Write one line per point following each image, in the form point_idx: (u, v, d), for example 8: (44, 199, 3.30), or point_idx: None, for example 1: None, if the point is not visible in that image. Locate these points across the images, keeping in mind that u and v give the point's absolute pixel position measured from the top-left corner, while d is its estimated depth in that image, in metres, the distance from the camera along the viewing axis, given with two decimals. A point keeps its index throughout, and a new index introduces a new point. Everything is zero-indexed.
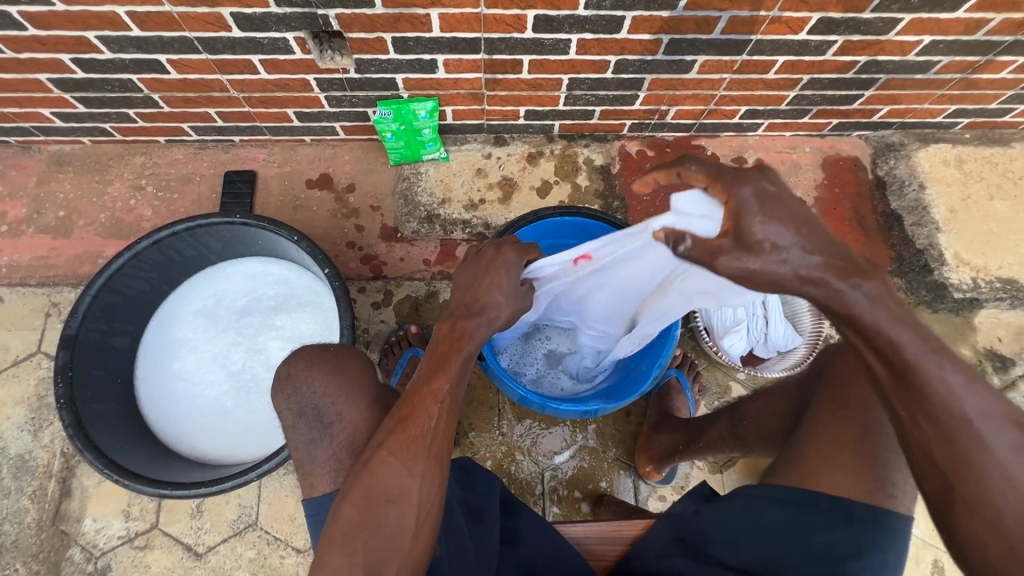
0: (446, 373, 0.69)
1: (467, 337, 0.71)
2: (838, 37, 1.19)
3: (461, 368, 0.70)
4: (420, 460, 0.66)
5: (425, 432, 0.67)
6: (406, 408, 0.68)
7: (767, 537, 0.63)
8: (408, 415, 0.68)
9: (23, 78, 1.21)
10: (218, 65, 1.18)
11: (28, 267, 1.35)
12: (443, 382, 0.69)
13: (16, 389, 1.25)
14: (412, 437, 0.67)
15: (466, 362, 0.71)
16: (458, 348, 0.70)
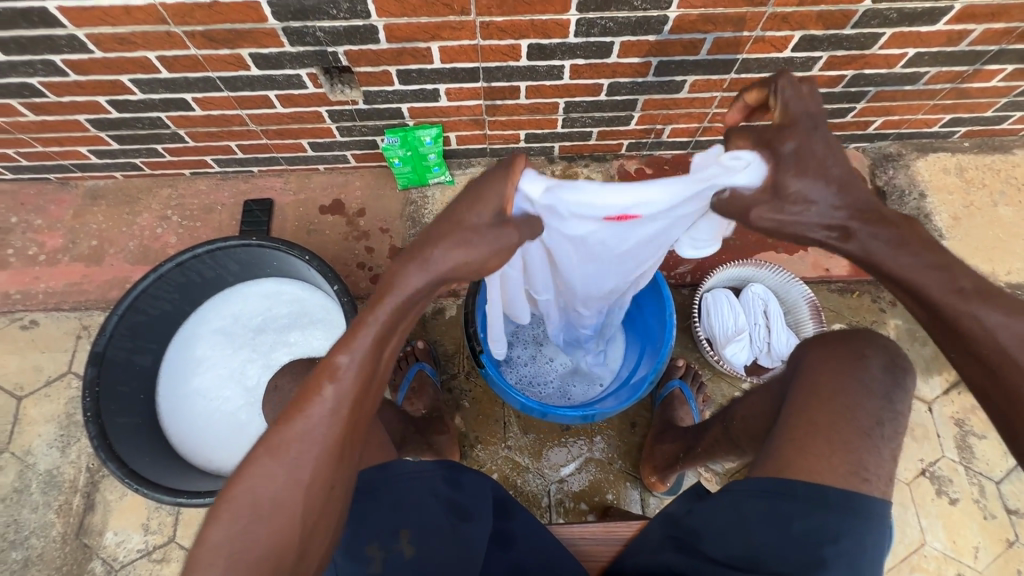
0: (349, 351, 0.64)
1: (375, 310, 0.63)
2: (823, 53, 1.23)
3: (366, 346, 0.64)
4: (312, 456, 0.62)
5: (312, 421, 0.63)
6: (300, 394, 0.64)
7: (749, 528, 0.64)
8: (300, 402, 0.63)
9: (64, 120, 1.32)
10: (238, 101, 1.28)
11: (62, 293, 1.44)
12: (345, 359, 0.63)
13: (47, 408, 1.32)
14: (303, 429, 0.63)
15: (382, 334, 0.64)
16: (361, 323, 0.64)
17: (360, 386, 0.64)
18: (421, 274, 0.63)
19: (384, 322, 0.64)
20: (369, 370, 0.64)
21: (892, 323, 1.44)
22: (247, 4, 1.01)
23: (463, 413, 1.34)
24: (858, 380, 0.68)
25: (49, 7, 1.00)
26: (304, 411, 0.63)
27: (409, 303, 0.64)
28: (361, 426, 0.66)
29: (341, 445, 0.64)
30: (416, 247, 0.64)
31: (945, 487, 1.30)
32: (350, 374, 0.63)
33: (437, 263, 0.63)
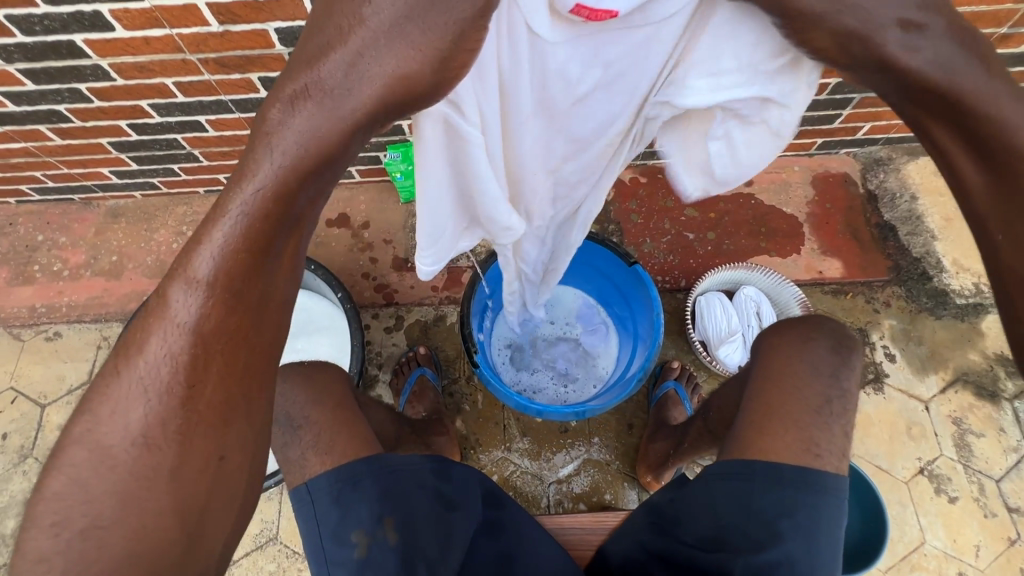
0: (201, 250, 0.42)
1: (246, 183, 0.41)
2: None
3: (220, 248, 0.42)
4: (166, 423, 0.44)
5: (145, 381, 0.44)
6: (139, 322, 0.45)
7: (717, 511, 0.77)
8: (136, 335, 0.44)
9: (87, 143, 1.41)
10: (248, 121, 1.35)
11: (84, 306, 1.51)
12: (204, 265, 0.42)
13: (69, 415, 1.39)
14: (137, 390, 0.44)
15: (234, 238, 0.42)
16: (224, 201, 0.42)
17: (229, 289, 0.43)
18: (318, 119, 0.41)
19: (263, 206, 0.42)
20: (246, 266, 0.43)
21: (886, 323, 1.46)
22: (255, 32, 1.09)
23: (464, 416, 1.38)
24: (810, 365, 0.84)
25: (76, 40, 1.09)
26: (145, 343, 0.44)
27: (295, 180, 0.42)
28: (251, 347, 0.45)
29: (220, 385, 0.44)
30: (296, 67, 0.41)
31: (944, 485, 1.30)
32: (212, 277, 0.42)
33: (336, 99, 0.41)
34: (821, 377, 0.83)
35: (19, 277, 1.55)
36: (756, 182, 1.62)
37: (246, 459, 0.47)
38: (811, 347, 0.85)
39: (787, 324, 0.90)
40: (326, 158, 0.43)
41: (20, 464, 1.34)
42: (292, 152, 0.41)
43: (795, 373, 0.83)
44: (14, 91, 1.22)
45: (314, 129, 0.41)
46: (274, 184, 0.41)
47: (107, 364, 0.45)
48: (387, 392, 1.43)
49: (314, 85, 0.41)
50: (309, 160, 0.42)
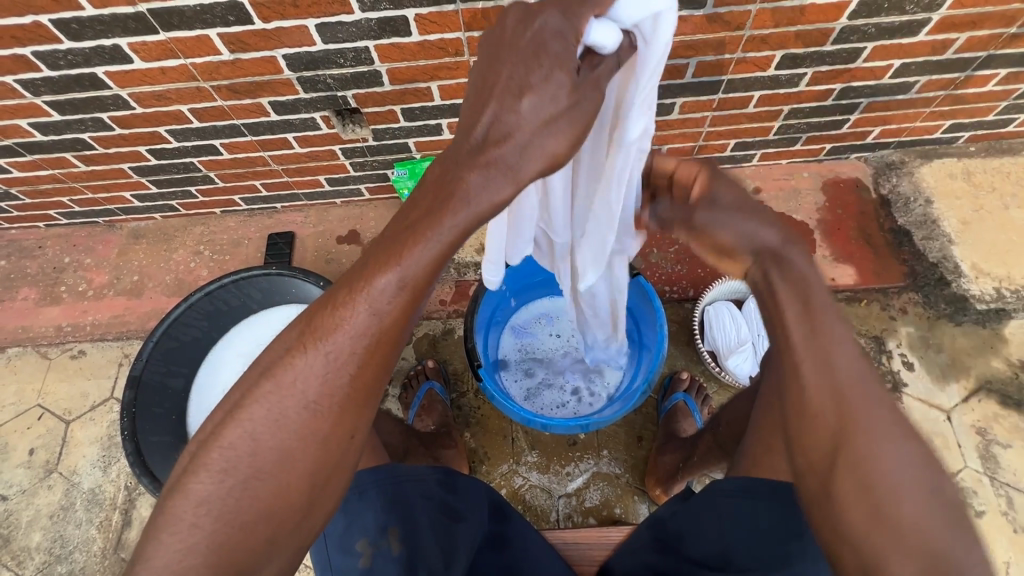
0: (387, 271, 0.58)
1: (444, 220, 0.57)
2: (807, 70, 1.28)
3: (409, 264, 0.58)
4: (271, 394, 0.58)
5: (329, 356, 0.59)
6: (324, 306, 0.61)
7: (725, 531, 0.77)
8: (332, 320, 0.59)
9: (109, 168, 1.47)
10: (261, 144, 1.40)
11: (107, 325, 1.57)
12: (387, 280, 0.58)
13: (92, 430, 1.44)
14: (318, 362, 0.59)
15: (417, 261, 0.58)
16: (426, 231, 0.57)
17: (410, 300, 0.60)
18: (500, 185, 0.58)
19: (450, 242, 0.58)
20: (423, 281, 0.59)
21: (903, 330, 1.42)
22: (265, 59, 1.13)
23: (473, 429, 1.39)
24: None
25: (98, 72, 1.15)
26: (332, 329, 0.59)
27: (474, 225, 0.59)
28: (399, 338, 0.62)
29: (374, 368, 0.61)
30: (484, 143, 0.57)
31: (970, 499, 1.25)
32: (399, 290, 0.59)
33: (514, 170, 0.58)
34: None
35: (47, 298, 1.62)
36: (765, 189, 1.61)
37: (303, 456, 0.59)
38: None
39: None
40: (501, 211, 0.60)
41: (46, 479, 1.39)
42: (479, 209, 0.58)
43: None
44: (42, 121, 1.29)
45: (499, 193, 0.58)
46: (460, 228, 0.58)
47: (295, 342, 0.60)
48: (396, 405, 1.43)
49: (501, 162, 0.57)
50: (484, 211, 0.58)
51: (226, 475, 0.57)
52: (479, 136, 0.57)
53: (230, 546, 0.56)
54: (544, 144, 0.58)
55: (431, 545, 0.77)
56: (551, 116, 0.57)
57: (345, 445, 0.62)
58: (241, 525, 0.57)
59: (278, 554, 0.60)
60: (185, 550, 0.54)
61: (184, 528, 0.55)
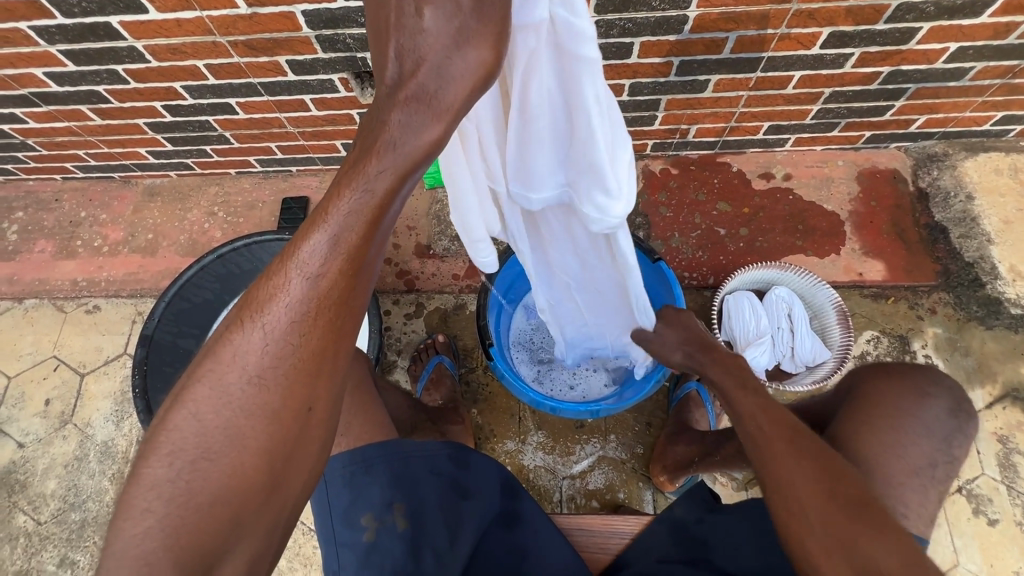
0: (322, 231, 0.54)
1: (369, 169, 0.52)
2: (854, 49, 1.19)
3: (343, 221, 0.54)
4: (217, 368, 0.55)
5: (266, 329, 0.55)
6: (267, 276, 0.56)
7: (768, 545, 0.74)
8: (266, 290, 0.56)
9: (125, 123, 1.45)
10: (277, 105, 1.37)
11: (121, 281, 1.58)
12: (320, 240, 0.54)
13: (106, 384, 1.46)
14: (256, 335, 0.55)
15: (352, 214, 0.54)
16: (353, 179, 0.53)
17: (348, 255, 0.55)
18: (425, 122, 0.51)
19: (383, 188, 0.53)
20: (361, 236, 0.55)
21: (930, 331, 1.37)
22: (283, 14, 1.08)
23: (481, 406, 1.38)
24: (923, 416, 0.82)
25: (112, 22, 1.11)
26: (268, 304, 0.55)
27: (407, 172, 0.53)
28: (351, 301, 0.57)
29: (322, 335, 0.56)
30: (400, 80, 0.50)
31: (984, 506, 1.23)
32: (333, 247, 0.54)
33: (442, 107, 0.51)
34: (932, 438, 0.82)
35: (63, 252, 1.62)
36: (796, 176, 1.55)
37: (285, 429, 0.56)
38: (927, 404, 0.83)
39: (895, 374, 0.88)
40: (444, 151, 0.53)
41: (61, 429, 1.41)
42: (408, 153, 0.52)
43: (908, 427, 0.82)
44: (57, 71, 1.26)
45: (424, 133, 0.51)
46: (390, 173, 0.52)
47: (234, 316, 0.56)
48: (405, 378, 1.43)
49: (421, 93, 0.50)
50: (418, 156, 0.52)
51: (174, 457, 0.53)
52: (393, 77, 0.50)
53: (202, 528, 0.53)
54: (468, 62, 0.49)
55: (434, 522, 0.76)
56: (457, 32, 0.48)
57: (304, 418, 0.57)
58: (198, 504, 0.53)
59: (250, 533, 0.56)
60: (142, 535, 0.51)
61: (137, 514, 0.52)
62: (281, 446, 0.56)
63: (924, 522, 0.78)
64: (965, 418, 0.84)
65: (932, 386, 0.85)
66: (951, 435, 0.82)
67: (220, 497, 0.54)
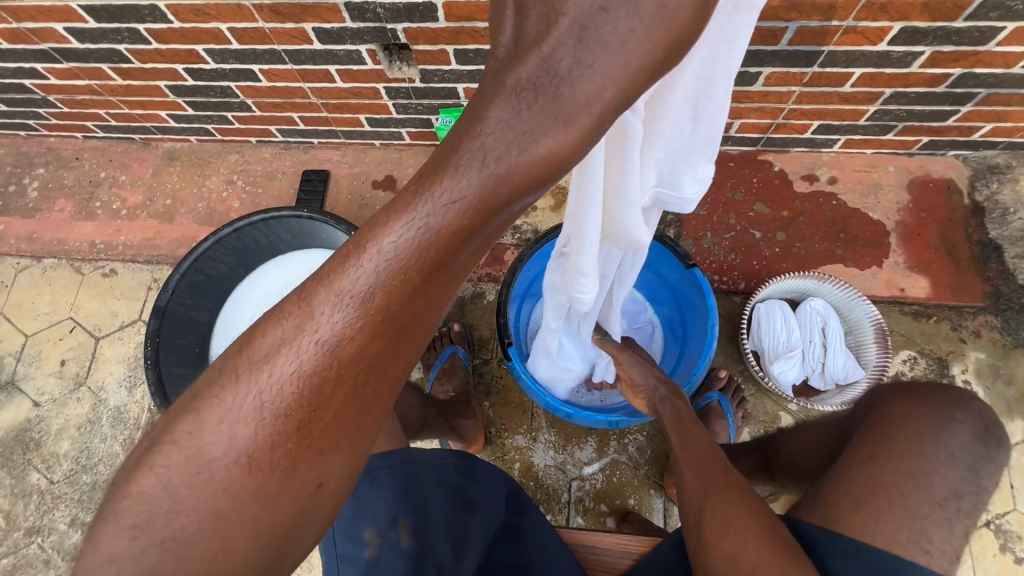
0: (363, 266, 0.39)
1: (439, 188, 0.38)
2: (925, 48, 1.09)
3: (394, 259, 0.39)
4: (194, 432, 0.42)
5: (262, 393, 0.41)
6: (274, 318, 0.42)
7: None
8: (271, 337, 0.41)
9: (146, 85, 1.41)
10: (301, 74, 1.31)
11: (138, 246, 1.56)
12: (360, 279, 0.40)
13: (120, 349, 1.45)
14: (248, 400, 0.41)
15: (413, 252, 0.39)
16: (415, 203, 0.38)
17: (387, 306, 0.40)
18: (545, 130, 0.37)
19: (451, 221, 0.38)
20: (416, 283, 0.40)
21: (972, 356, 1.29)
22: None
23: (492, 400, 1.35)
24: (946, 443, 0.73)
25: None
26: (273, 357, 0.41)
27: (501, 199, 0.39)
28: (388, 362, 0.43)
29: (341, 407, 0.42)
30: (513, 55, 0.38)
31: (1011, 543, 1.17)
32: (372, 293, 0.40)
33: (569, 107, 0.37)
34: (955, 466, 0.72)
35: (82, 212, 1.61)
36: (842, 180, 1.46)
37: (288, 504, 0.43)
38: (952, 429, 0.74)
39: (915, 398, 0.79)
40: (548, 174, 0.39)
41: (75, 391, 1.42)
42: (501, 172, 0.37)
43: (927, 455, 0.73)
44: (77, 27, 1.22)
45: (535, 146, 0.37)
46: (469, 197, 0.38)
47: (227, 363, 0.42)
48: (418, 366, 1.40)
49: (543, 78, 0.37)
50: (520, 174, 0.38)
51: (140, 531, 0.42)
52: (508, 43, 0.38)
53: None
54: (621, 27, 0.36)
55: (438, 532, 0.75)
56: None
57: (312, 494, 0.44)
58: None
59: None
60: None
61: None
62: (274, 529, 0.44)
63: (943, 556, 0.69)
64: (994, 445, 0.75)
65: (959, 410, 0.76)
66: (980, 463, 0.73)
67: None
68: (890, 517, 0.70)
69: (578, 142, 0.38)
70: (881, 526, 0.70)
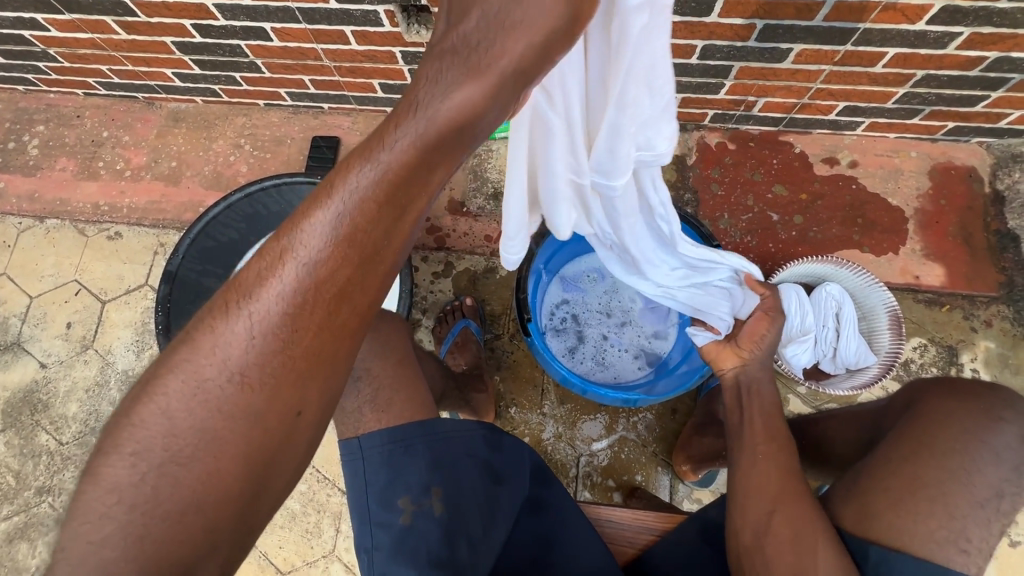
0: (327, 206, 0.49)
1: (384, 143, 0.48)
2: (964, 29, 1.06)
3: (350, 197, 0.48)
4: (191, 358, 0.50)
5: (253, 320, 0.50)
6: (257, 262, 0.50)
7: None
8: (256, 274, 0.50)
9: (151, 40, 1.36)
10: (315, 35, 1.27)
11: (144, 210, 1.53)
12: (325, 217, 0.49)
13: (126, 314, 1.44)
14: (244, 325, 0.50)
15: (366, 192, 0.48)
16: (366, 152, 0.49)
17: (353, 235, 0.49)
18: (459, 80, 0.48)
19: (396, 163, 0.48)
20: (375, 218, 0.49)
21: (982, 345, 1.29)
22: None
23: (502, 375, 1.35)
24: (993, 444, 0.74)
25: None
26: (259, 291, 0.50)
27: (432, 145, 0.48)
28: (355, 292, 0.51)
29: (317, 329, 0.50)
30: (445, 33, 0.50)
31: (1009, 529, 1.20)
32: (336, 229, 0.49)
33: (479, 62, 0.48)
34: (999, 467, 0.73)
35: (85, 172, 1.57)
36: (862, 164, 1.44)
37: (275, 424, 0.52)
38: (999, 431, 0.74)
39: (960, 394, 0.79)
40: (469, 120, 0.49)
41: (82, 354, 1.41)
42: (434, 118, 0.48)
43: (973, 455, 0.74)
44: None
45: (455, 95, 0.48)
46: (410, 141, 0.48)
47: (220, 300, 0.51)
48: (429, 339, 1.39)
49: (461, 46, 0.48)
50: (448, 122, 0.48)
51: (139, 458, 0.50)
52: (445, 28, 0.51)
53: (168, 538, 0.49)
54: None
55: (467, 500, 0.76)
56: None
57: (291, 421, 0.52)
58: (165, 511, 0.49)
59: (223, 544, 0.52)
60: (101, 542, 0.48)
61: (95, 518, 0.49)
62: (260, 451, 0.52)
63: (979, 555, 0.70)
64: None
65: (1007, 411, 0.76)
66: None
67: (188, 506, 0.50)
68: (931, 517, 0.71)
69: (492, 92, 0.49)
70: (920, 526, 0.71)
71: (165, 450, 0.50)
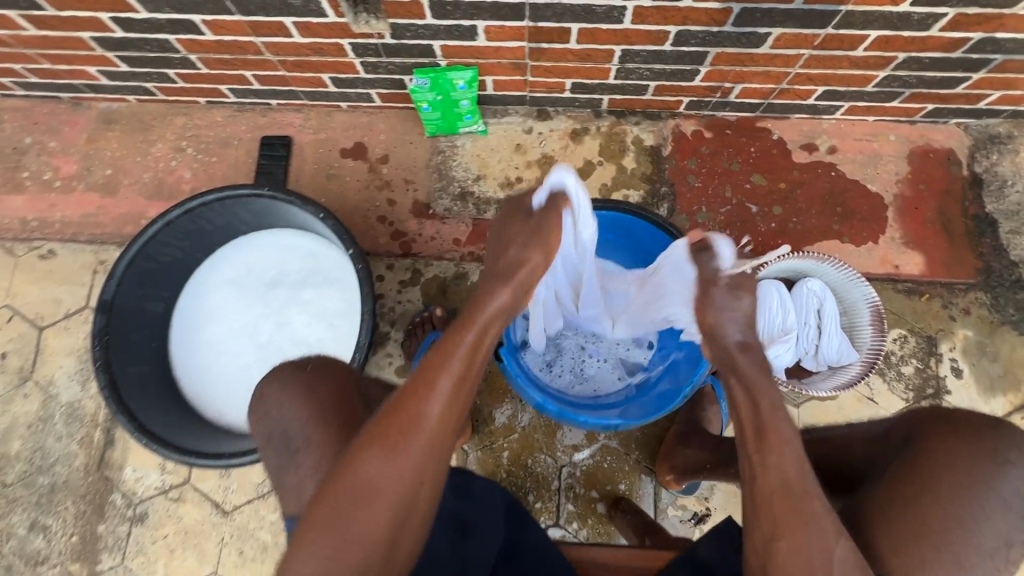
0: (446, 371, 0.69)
1: (473, 326, 0.73)
2: (949, 10, 1.00)
3: (460, 354, 0.71)
4: (361, 453, 0.65)
5: (415, 412, 0.66)
6: (405, 391, 0.68)
7: None
8: (406, 411, 0.66)
9: (66, 36, 1.21)
10: (252, 27, 1.14)
11: (78, 224, 1.40)
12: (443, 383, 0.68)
13: (67, 340, 1.33)
14: (404, 427, 0.66)
15: (472, 352, 0.71)
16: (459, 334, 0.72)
17: (458, 377, 0.70)
18: (500, 292, 0.76)
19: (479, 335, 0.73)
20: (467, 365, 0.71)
21: (961, 334, 1.28)
22: None
23: (479, 387, 1.29)
24: (1000, 489, 0.70)
25: None
26: (411, 412, 0.66)
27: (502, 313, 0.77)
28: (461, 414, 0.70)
29: (447, 432, 0.68)
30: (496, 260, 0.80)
31: None
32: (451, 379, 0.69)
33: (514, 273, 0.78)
34: (1007, 513, 0.70)
35: (8, 184, 1.42)
36: (841, 149, 1.39)
37: (424, 486, 0.66)
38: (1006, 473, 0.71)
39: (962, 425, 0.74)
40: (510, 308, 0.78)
41: (21, 387, 1.30)
42: (498, 309, 0.75)
43: (982, 501, 0.70)
44: None
45: (500, 300, 0.76)
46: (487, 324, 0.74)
47: (382, 419, 0.66)
48: (398, 354, 1.31)
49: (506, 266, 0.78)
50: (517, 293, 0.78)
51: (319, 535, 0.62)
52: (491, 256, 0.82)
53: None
54: None
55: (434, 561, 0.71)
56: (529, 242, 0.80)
57: (416, 488, 0.65)
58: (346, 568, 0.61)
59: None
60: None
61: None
62: (404, 510, 0.65)
63: None
64: None
65: (1011, 449, 0.72)
66: None
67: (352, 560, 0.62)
68: (936, 565, 0.68)
69: (511, 292, 0.77)
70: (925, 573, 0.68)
71: (319, 515, 0.63)
